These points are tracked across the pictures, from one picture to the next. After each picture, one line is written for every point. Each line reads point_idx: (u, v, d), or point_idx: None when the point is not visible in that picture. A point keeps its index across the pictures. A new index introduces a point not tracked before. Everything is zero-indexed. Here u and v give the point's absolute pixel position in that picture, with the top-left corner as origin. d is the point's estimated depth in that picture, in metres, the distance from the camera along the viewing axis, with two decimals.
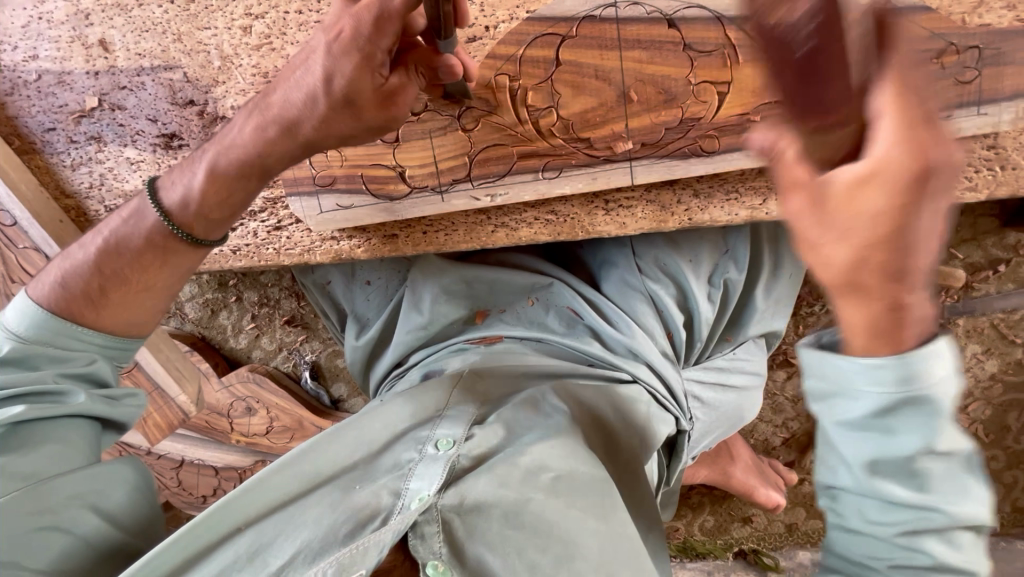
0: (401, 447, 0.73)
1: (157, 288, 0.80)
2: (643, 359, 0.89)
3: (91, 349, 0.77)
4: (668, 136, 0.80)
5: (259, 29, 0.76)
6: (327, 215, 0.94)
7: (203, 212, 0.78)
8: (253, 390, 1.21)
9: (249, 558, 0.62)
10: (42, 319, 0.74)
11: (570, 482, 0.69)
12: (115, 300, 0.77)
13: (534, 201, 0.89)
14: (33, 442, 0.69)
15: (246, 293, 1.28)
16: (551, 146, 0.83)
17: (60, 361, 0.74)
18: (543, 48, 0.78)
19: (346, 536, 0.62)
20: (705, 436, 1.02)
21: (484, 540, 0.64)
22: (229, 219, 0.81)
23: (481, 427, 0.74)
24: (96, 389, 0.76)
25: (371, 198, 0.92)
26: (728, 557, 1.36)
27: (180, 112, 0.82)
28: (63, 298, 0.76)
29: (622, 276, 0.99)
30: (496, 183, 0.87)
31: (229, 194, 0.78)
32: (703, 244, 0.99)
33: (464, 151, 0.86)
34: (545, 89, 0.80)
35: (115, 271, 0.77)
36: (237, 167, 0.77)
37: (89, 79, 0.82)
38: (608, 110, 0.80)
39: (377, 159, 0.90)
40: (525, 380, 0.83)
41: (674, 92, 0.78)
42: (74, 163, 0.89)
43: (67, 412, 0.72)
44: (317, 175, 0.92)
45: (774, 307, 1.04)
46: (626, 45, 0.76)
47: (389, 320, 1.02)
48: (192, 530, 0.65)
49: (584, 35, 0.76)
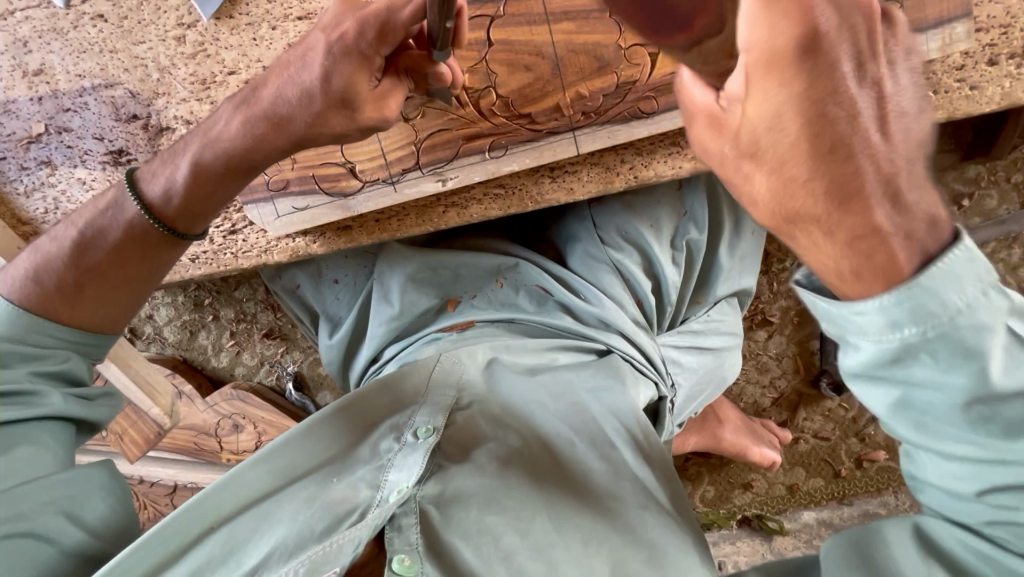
0: (377, 436, 0.73)
1: (133, 281, 0.79)
2: (615, 329, 0.89)
3: (63, 346, 0.76)
4: (607, 103, 0.81)
5: (193, 38, 0.78)
6: (284, 219, 0.96)
7: (185, 208, 0.78)
8: (237, 407, 1.22)
9: (223, 560, 0.61)
10: (16, 317, 0.74)
11: (551, 484, 0.69)
12: (90, 293, 0.77)
13: (483, 181, 0.89)
14: (4, 444, 0.67)
15: (222, 310, 1.28)
16: (493, 125, 0.84)
17: (33, 360, 0.73)
18: (474, 31, 0.80)
19: (322, 532, 0.61)
20: (690, 401, 1.02)
21: (460, 530, 0.63)
22: (213, 214, 0.81)
23: (462, 411, 0.75)
24: (70, 389, 0.75)
25: (325, 196, 0.93)
26: (732, 526, 1.32)
27: (125, 128, 0.82)
28: (38, 294, 0.76)
29: (585, 249, 0.98)
30: (444, 166, 0.88)
31: (209, 189, 0.78)
32: (662, 206, 0.99)
33: (410, 140, 0.88)
34: (481, 70, 0.81)
35: (93, 263, 0.77)
36: (223, 162, 0.76)
37: (34, 105, 0.82)
38: (546, 83, 0.81)
39: (327, 159, 0.91)
40: (501, 352, 0.82)
41: (606, 58, 0.79)
42: (28, 190, 0.87)
43: (36, 414, 0.70)
44: (271, 179, 0.94)
45: (741, 264, 1.05)
46: (554, 18, 0.78)
47: (360, 315, 1.02)
48: (171, 525, 0.63)
49: (511, 13, 0.79)
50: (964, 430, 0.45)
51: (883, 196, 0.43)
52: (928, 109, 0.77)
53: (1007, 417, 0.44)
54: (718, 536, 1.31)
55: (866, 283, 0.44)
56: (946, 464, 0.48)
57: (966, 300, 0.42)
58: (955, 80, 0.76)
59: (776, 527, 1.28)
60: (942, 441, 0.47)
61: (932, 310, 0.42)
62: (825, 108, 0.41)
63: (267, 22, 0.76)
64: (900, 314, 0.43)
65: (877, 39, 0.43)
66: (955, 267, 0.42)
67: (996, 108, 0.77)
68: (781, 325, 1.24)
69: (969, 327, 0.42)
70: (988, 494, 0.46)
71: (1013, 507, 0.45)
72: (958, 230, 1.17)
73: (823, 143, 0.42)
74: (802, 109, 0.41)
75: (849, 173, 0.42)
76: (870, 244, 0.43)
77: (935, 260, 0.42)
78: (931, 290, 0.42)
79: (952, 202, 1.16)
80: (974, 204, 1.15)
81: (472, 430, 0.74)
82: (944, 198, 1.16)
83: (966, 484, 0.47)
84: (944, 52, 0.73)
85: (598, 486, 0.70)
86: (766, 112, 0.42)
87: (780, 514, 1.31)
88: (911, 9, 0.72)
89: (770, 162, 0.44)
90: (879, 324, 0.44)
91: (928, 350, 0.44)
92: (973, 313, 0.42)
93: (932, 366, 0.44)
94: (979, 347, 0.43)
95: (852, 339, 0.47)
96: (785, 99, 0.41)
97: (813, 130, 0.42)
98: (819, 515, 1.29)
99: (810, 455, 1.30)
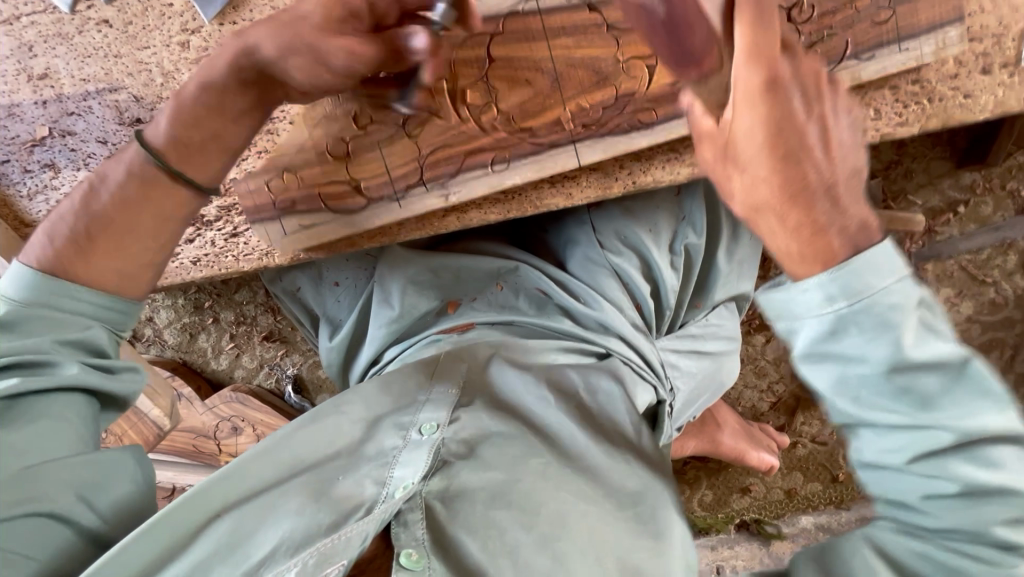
0: (383, 434, 0.73)
1: (146, 232, 0.76)
2: (615, 332, 0.90)
3: (84, 311, 0.73)
4: (607, 115, 0.78)
5: (196, 43, 0.79)
6: (290, 237, 0.92)
7: (180, 148, 0.77)
8: (237, 409, 1.24)
9: (228, 550, 0.61)
10: (34, 283, 0.72)
11: (558, 469, 0.70)
12: (101, 246, 0.74)
13: (489, 195, 0.85)
14: (31, 415, 0.66)
15: (222, 313, 1.29)
16: (494, 139, 0.81)
17: (58, 326, 0.71)
18: (474, 48, 0.78)
19: (329, 527, 0.61)
20: (689, 405, 1.03)
21: (466, 525, 0.64)
22: (214, 159, 0.79)
23: (466, 411, 0.75)
24: (89, 359, 0.72)
25: (330, 214, 0.89)
26: (730, 530, 1.33)
27: (128, 131, 0.83)
28: (52, 255, 0.74)
29: (585, 253, 0.99)
30: (447, 182, 0.84)
31: (194, 124, 0.77)
32: (661, 211, 1.00)
33: (413, 157, 0.84)
34: (481, 86, 0.79)
35: (99, 214, 0.75)
36: (203, 110, 0.76)
37: (38, 109, 0.83)
38: (546, 98, 0.78)
39: (331, 177, 0.88)
40: (501, 354, 0.83)
41: (605, 71, 0.76)
42: (31, 193, 0.87)
43: (57, 385, 0.68)
44: (277, 199, 0.90)
45: (739, 268, 1.05)
46: (552, 34, 0.76)
47: (360, 317, 1.03)
48: (175, 514, 0.65)
49: (510, 30, 0.77)
50: (890, 400, 0.51)
51: (821, 197, 0.51)
52: (923, 116, 0.78)
53: (922, 388, 0.50)
54: (717, 541, 1.32)
55: (807, 266, 0.52)
56: (879, 438, 0.53)
57: (886, 285, 0.50)
58: (950, 88, 0.77)
59: (774, 531, 1.29)
60: (874, 413, 0.52)
61: (852, 293, 0.50)
62: (789, 123, 0.51)
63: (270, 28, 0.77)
64: (836, 294, 0.51)
65: (821, 80, 0.53)
66: (877, 260, 0.50)
67: (990, 116, 0.78)
68: None
69: (886, 306, 0.50)
70: (917, 462, 0.52)
71: (935, 473, 0.51)
72: (954, 236, 1.18)
73: (782, 149, 0.51)
74: (767, 122, 0.51)
75: (801, 177, 0.51)
76: (814, 237, 0.51)
77: (862, 253, 0.50)
78: (857, 274, 0.50)
79: (947, 208, 1.17)
80: (970, 210, 1.16)
81: (473, 430, 0.73)
82: (938, 204, 1.17)
83: (899, 454, 0.52)
84: (939, 55, 0.73)
85: (602, 479, 0.71)
86: (745, 122, 0.51)
87: (778, 519, 1.32)
88: (904, 16, 0.73)
89: (743, 162, 0.52)
90: (817, 306, 0.52)
91: (855, 324, 0.51)
92: (888, 294, 0.50)
93: (859, 340, 0.51)
94: (895, 324, 0.50)
95: (797, 321, 0.53)
96: (757, 112, 0.51)
97: (775, 138, 0.51)
98: (816, 520, 1.30)
99: (808, 460, 1.30)
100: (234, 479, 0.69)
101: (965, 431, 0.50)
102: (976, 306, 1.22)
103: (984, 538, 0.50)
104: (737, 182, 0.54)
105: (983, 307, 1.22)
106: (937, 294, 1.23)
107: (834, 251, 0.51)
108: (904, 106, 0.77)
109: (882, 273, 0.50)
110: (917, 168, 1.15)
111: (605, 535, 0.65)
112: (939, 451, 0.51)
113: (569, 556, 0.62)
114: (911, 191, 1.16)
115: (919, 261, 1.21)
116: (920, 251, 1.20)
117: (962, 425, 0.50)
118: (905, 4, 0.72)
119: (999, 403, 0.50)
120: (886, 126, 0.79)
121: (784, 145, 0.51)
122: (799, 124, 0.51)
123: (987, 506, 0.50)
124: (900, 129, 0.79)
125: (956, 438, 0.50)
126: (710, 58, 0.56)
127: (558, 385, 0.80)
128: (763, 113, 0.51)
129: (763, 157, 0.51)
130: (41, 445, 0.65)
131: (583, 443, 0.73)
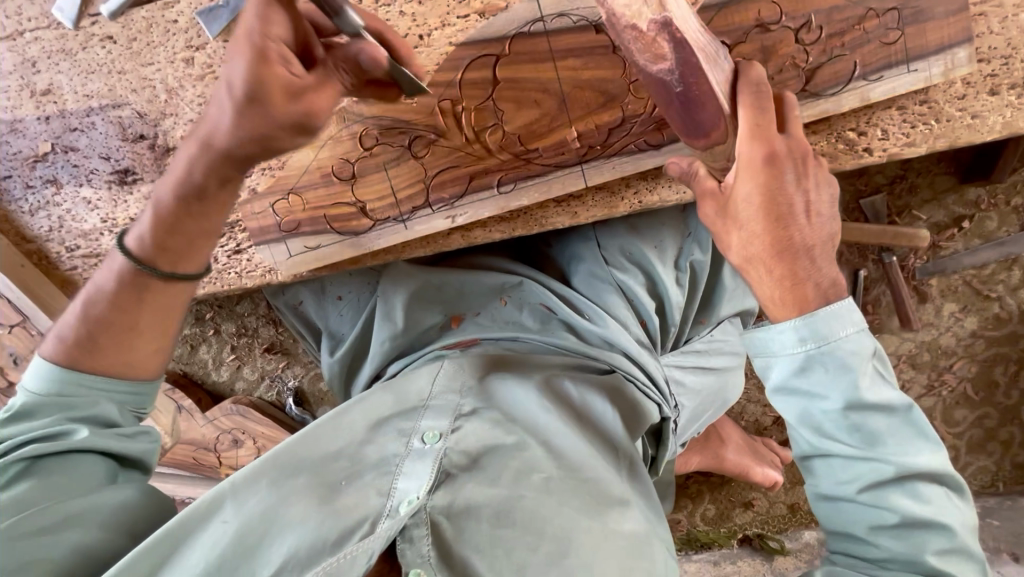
0: (386, 439, 0.73)
1: (145, 329, 0.75)
2: (620, 349, 0.89)
3: (94, 392, 0.73)
4: (614, 137, 0.78)
5: (201, 59, 0.78)
6: (296, 258, 0.91)
7: (164, 246, 0.73)
8: (236, 421, 1.22)
9: (237, 557, 0.62)
10: (49, 373, 0.72)
11: (561, 483, 0.70)
12: (105, 344, 0.73)
13: (495, 216, 0.85)
14: (49, 469, 0.68)
15: (224, 325, 1.28)
16: (501, 161, 0.81)
17: (68, 408, 0.72)
18: (480, 70, 0.77)
19: (335, 544, 0.61)
20: (693, 422, 1.04)
21: (474, 545, 0.64)
22: (194, 249, 0.75)
23: (468, 420, 0.75)
24: (107, 429, 0.73)
25: (336, 236, 0.88)
26: (733, 545, 1.31)
27: (132, 147, 0.82)
28: (64, 349, 0.74)
29: (589, 269, 0.98)
30: (454, 203, 0.84)
31: (176, 223, 0.73)
32: (666, 228, 0.99)
33: (420, 178, 0.84)
34: (488, 107, 0.78)
35: (97, 316, 0.73)
36: (177, 194, 0.72)
37: (41, 124, 0.82)
38: (553, 120, 0.78)
39: (337, 199, 0.87)
40: (501, 369, 0.83)
41: (613, 92, 0.76)
42: (32, 209, 0.86)
43: (73, 448, 0.70)
44: (281, 221, 0.88)
45: (745, 285, 1.04)
46: (559, 55, 0.75)
47: (363, 330, 1.02)
48: (193, 513, 0.66)
49: (517, 52, 0.75)
50: (846, 434, 0.59)
51: (803, 255, 0.61)
52: (931, 137, 0.78)
53: (872, 426, 0.58)
54: (720, 556, 1.30)
55: (787, 309, 0.62)
56: (835, 471, 0.60)
57: (846, 332, 0.59)
58: (957, 109, 0.77)
59: (777, 547, 1.26)
60: (832, 445, 0.60)
61: (818, 336, 0.60)
62: (778, 195, 0.61)
63: None
64: (805, 335, 0.60)
65: (808, 154, 0.62)
66: (841, 312, 0.60)
67: (998, 137, 0.77)
68: None
69: (845, 349, 0.59)
70: (865, 494, 0.58)
71: (882, 504, 0.57)
72: (959, 251, 1.17)
73: (773, 215, 0.61)
74: (762, 193, 0.61)
75: (788, 238, 0.61)
76: (793, 289, 0.62)
77: (830, 305, 0.60)
78: (826, 320, 0.60)
79: (952, 224, 1.16)
80: (975, 226, 1.16)
81: (472, 442, 0.72)
82: (943, 219, 1.17)
83: (850, 483, 0.59)
84: (946, 76, 0.73)
85: (608, 492, 0.72)
86: (744, 191, 0.61)
87: (781, 534, 1.31)
88: (914, 36, 0.72)
89: (741, 222, 0.62)
90: (791, 343, 0.61)
91: (819, 362, 0.60)
92: (847, 340, 0.59)
93: (823, 376, 0.60)
94: (853, 366, 0.59)
95: (772, 357, 0.63)
96: (752, 184, 0.61)
97: (768, 206, 0.61)
98: (819, 535, 1.26)
99: None
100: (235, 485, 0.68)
101: (906, 468, 0.57)
102: (981, 322, 1.22)
103: (918, 567, 0.56)
104: (735, 236, 0.63)
105: (988, 322, 1.22)
106: (941, 309, 1.22)
107: (807, 299, 0.61)
108: (910, 127, 0.77)
109: (842, 322, 0.59)
110: (921, 184, 1.15)
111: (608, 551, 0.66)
112: (888, 483, 0.57)
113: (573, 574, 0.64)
114: (916, 206, 1.16)
115: (924, 276, 1.20)
116: (925, 266, 1.19)
117: (901, 460, 0.57)
118: (912, 24, 0.72)
119: (934, 450, 0.59)
120: (893, 146, 0.78)
121: (774, 211, 0.61)
122: (787, 195, 0.61)
123: (920, 537, 0.57)
124: (907, 149, 0.79)
125: (900, 472, 0.57)
126: (718, 130, 0.65)
127: (560, 397, 0.80)
128: (759, 185, 0.61)
129: (755, 219, 0.61)
130: (63, 490, 0.68)
131: (586, 458, 0.74)
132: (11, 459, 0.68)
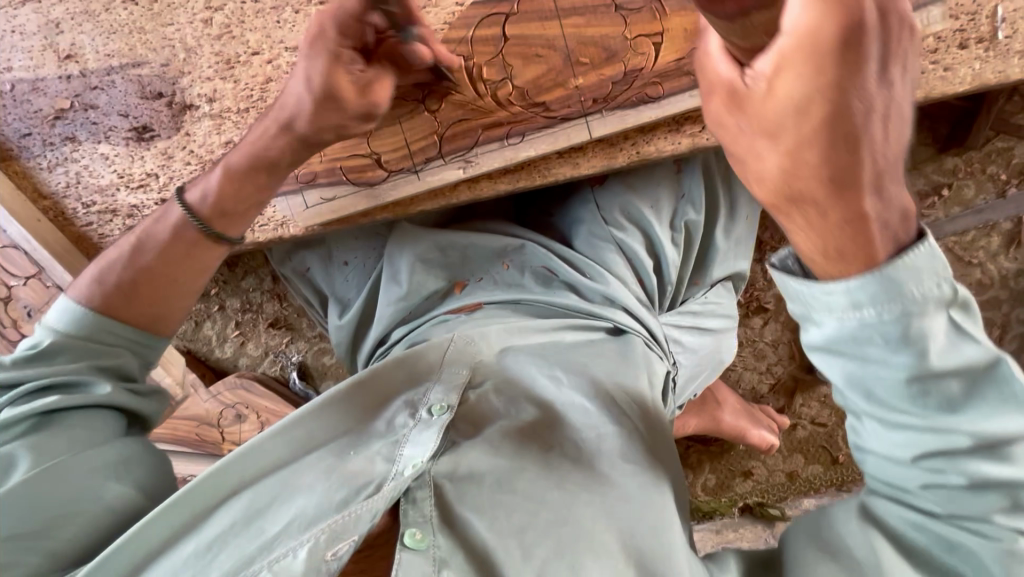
0: (393, 411, 0.76)
1: (181, 281, 0.82)
2: (620, 304, 0.92)
3: (121, 342, 0.78)
4: (616, 90, 0.82)
5: (219, 20, 0.83)
6: (311, 210, 0.95)
7: (220, 208, 0.82)
8: (241, 396, 1.24)
9: (246, 523, 0.64)
10: (79, 314, 0.77)
11: (560, 454, 0.73)
12: (143, 292, 0.80)
13: (503, 169, 0.89)
14: (61, 425, 0.69)
15: (229, 300, 1.29)
16: (510, 114, 0.85)
17: (93, 353, 0.76)
18: (490, 27, 0.82)
19: (341, 502, 0.64)
20: (691, 381, 1.06)
21: (473, 505, 0.67)
22: (246, 215, 0.85)
23: (475, 390, 0.79)
24: (123, 383, 0.77)
25: (351, 186, 0.92)
26: (734, 513, 1.34)
27: (150, 105, 0.86)
28: (98, 292, 0.79)
29: (588, 230, 1.02)
30: (466, 154, 0.88)
31: (239, 189, 0.82)
32: (662, 188, 1.02)
33: (432, 131, 0.88)
34: (498, 62, 0.83)
35: (144, 264, 0.80)
36: (249, 163, 0.81)
37: (61, 83, 0.86)
38: (559, 74, 0.82)
39: (352, 152, 0.91)
40: (512, 337, 0.86)
41: (613, 48, 0.81)
42: (51, 165, 0.90)
43: (93, 403, 0.72)
44: (300, 172, 0.93)
45: (735, 247, 1.09)
46: (564, 14, 0.80)
47: (369, 296, 1.05)
48: (200, 487, 0.66)
49: (525, 11, 0.81)
50: (910, 403, 0.50)
51: (840, 139, 0.41)
52: None
53: (943, 391, 0.49)
54: (721, 524, 1.34)
55: (810, 194, 0.44)
56: (893, 433, 0.52)
57: (926, 291, 0.46)
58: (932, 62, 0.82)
59: (778, 514, 1.30)
60: (887, 403, 0.51)
61: (892, 310, 0.46)
62: (835, 107, 0.40)
63: (291, 6, 0.81)
64: (863, 298, 0.47)
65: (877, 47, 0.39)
66: (921, 264, 0.45)
67: (968, 89, 0.83)
68: (777, 312, 1.27)
69: (914, 318, 0.46)
70: (923, 458, 0.51)
71: (942, 469, 0.51)
72: (939, 219, 1.23)
73: (837, 82, 0.39)
74: (817, 104, 0.40)
75: (827, 98, 0.40)
76: (803, 144, 0.42)
77: (907, 250, 0.46)
78: (900, 279, 0.45)
79: (932, 192, 1.22)
80: (954, 194, 1.22)
81: (484, 407, 0.78)
82: (924, 188, 1.22)
83: (906, 449, 0.52)
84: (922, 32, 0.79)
85: (607, 461, 0.72)
86: (795, 95, 0.41)
87: (781, 501, 1.33)
88: None
89: (782, 129, 0.43)
90: (823, 305, 0.49)
91: (881, 334, 0.47)
92: (914, 309, 0.46)
93: (883, 348, 0.48)
94: (915, 339, 0.47)
95: (815, 316, 0.50)
96: (814, 83, 0.40)
97: (829, 85, 0.39)
98: (818, 502, 1.31)
99: (808, 442, 1.32)
100: (248, 455, 0.70)
101: (983, 434, 0.49)
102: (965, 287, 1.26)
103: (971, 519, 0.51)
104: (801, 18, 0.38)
105: (972, 288, 1.26)
106: None
107: (816, 225, 0.46)
108: None
109: (916, 273, 0.45)
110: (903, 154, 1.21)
111: (608, 511, 0.68)
112: (957, 451, 0.50)
113: (571, 538, 0.65)
114: None
115: None
116: None
117: (983, 430, 0.49)
118: None
119: None
120: None
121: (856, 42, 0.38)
122: (854, 94, 0.40)
123: (974, 506, 0.50)
124: None
125: (973, 441, 0.49)
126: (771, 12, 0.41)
127: (562, 364, 0.82)
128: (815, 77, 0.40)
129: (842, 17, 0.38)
130: (76, 442, 0.68)
131: (594, 415, 0.76)
132: (26, 412, 0.69)
